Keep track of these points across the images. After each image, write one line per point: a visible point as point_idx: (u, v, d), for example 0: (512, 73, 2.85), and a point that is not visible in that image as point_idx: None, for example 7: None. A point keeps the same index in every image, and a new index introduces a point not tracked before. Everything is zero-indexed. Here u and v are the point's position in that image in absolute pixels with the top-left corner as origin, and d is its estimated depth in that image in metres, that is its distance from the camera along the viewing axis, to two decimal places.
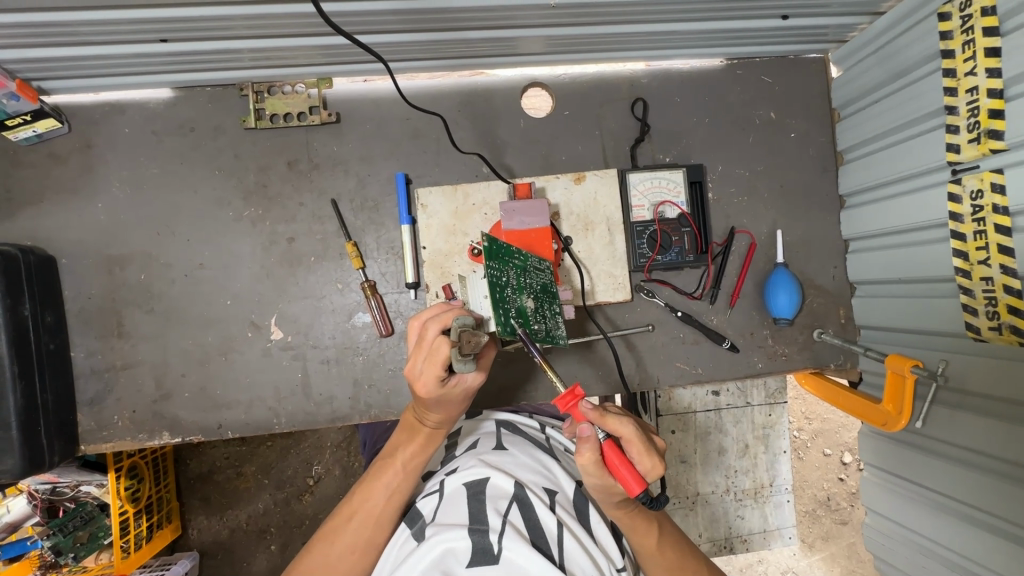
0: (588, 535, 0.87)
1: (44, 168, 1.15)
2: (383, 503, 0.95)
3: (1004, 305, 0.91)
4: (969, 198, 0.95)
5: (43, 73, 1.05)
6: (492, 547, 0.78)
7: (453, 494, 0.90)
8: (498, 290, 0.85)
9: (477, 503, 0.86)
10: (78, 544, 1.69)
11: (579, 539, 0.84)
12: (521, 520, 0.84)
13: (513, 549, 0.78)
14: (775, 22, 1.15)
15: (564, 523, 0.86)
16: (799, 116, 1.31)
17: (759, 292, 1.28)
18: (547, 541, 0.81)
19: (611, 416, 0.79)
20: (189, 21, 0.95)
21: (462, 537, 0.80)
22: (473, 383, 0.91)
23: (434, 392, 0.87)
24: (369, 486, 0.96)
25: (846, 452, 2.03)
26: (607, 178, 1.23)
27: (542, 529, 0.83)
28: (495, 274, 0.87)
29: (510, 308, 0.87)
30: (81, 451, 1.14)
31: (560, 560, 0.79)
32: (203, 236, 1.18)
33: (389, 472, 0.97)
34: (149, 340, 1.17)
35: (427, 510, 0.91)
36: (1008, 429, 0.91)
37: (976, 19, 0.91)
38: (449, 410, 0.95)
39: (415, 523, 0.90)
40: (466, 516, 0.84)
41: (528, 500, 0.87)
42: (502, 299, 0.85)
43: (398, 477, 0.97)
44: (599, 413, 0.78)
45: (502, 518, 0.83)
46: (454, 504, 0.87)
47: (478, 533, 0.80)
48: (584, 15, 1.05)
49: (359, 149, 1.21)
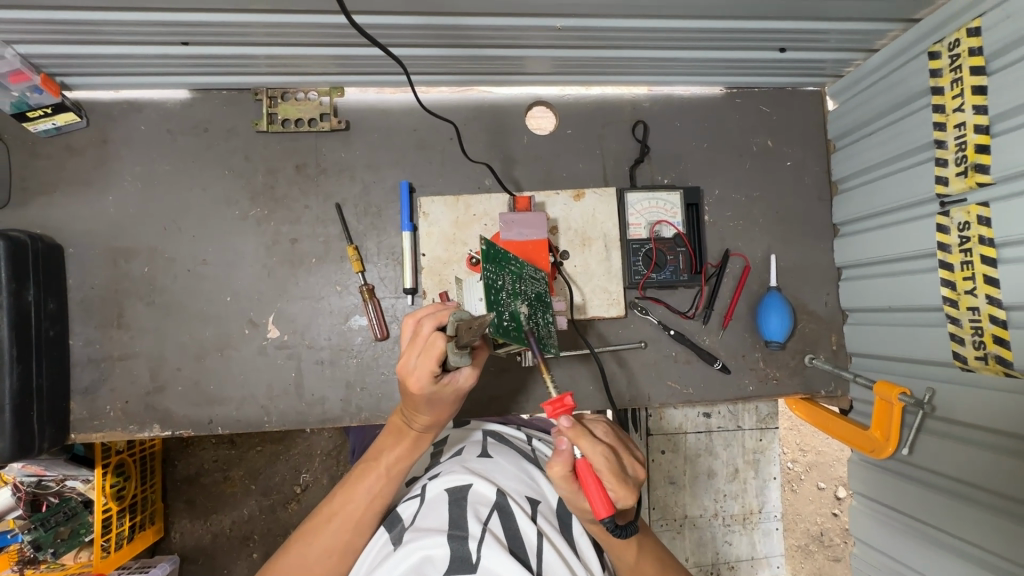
0: (569, 548, 0.86)
1: (59, 160, 1.19)
2: (363, 506, 0.95)
3: (990, 335, 0.92)
4: (957, 229, 0.97)
5: (67, 69, 1.10)
6: (471, 555, 0.77)
7: (435, 499, 0.90)
8: (493, 292, 0.88)
9: (458, 510, 0.85)
10: (59, 540, 1.66)
11: (559, 550, 0.83)
12: (501, 529, 0.83)
13: (491, 557, 0.77)
14: (773, 54, 1.19)
15: (544, 534, 0.84)
16: (796, 145, 1.35)
17: (751, 314, 1.30)
18: (526, 550, 0.80)
19: (587, 438, 0.80)
20: (210, 26, 0.99)
21: (441, 543, 0.79)
22: (465, 384, 0.92)
23: (428, 391, 0.88)
24: (349, 489, 0.96)
25: (840, 486, 2.01)
26: (606, 197, 1.26)
27: (521, 538, 0.82)
28: (491, 276, 0.90)
29: (504, 311, 0.89)
30: (71, 439, 1.14)
31: (537, 569, 0.78)
32: (208, 233, 1.21)
33: (372, 476, 0.97)
34: (147, 333, 1.18)
35: (407, 515, 0.90)
36: (995, 460, 0.91)
37: (964, 59, 0.94)
38: (439, 412, 0.95)
39: (394, 528, 0.89)
40: (446, 522, 0.83)
41: (509, 509, 0.86)
42: (496, 301, 0.88)
43: (381, 480, 0.97)
44: (574, 432, 0.79)
45: (482, 526, 0.82)
46: (436, 509, 0.87)
47: (457, 540, 0.79)
48: (589, 38, 1.09)
49: (366, 157, 1.25)
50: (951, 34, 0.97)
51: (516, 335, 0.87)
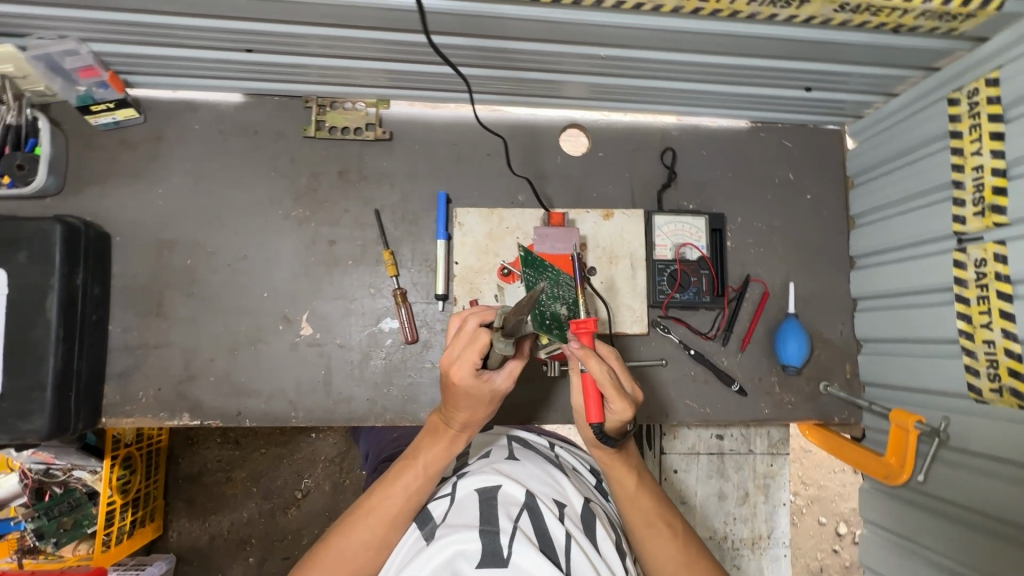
0: (595, 551, 0.85)
1: (114, 152, 1.24)
2: (400, 504, 0.95)
3: (1005, 368, 0.96)
4: (973, 265, 1.02)
5: (133, 67, 1.16)
6: (502, 551, 0.78)
7: (464, 499, 0.90)
8: (532, 294, 0.92)
9: (489, 508, 0.86)
10: (62, 530, 1.67)
11: (587, 552, 0.83)
12: (532, 528, 0.83)
13: (522, 554, 0.78)
14: (799, 93, 1.26)
15: (572, 536, 0.85)
16: (815, 179, 1.40)
17: (769, 339, 1.34)
18: (555, 550, 0.81)
19: (593, 358, 0.87)
20: (276, 35, 1.05)
21: (473, 538, 0.80)
22: (506, 385, 0.94)
23: (470, 386, 0.91)
24: (387, 488, 0.96)
25: (842, 522, 2.02)
26: (634, 218, 1.31)
27: (550, 538, 0.82)
28: (530, 278, 0.95)
29: (544, 312, 0.92)
30: (102, 423, 1.16)
31: (566, 568, 0.79)
32: (250, 230, 1.25)
33: (411, 474, 0.97)
34: (184, 323, 1.22)
35: (438, 513, 0.92)
36: (1009, 490, 0.94)
37: (982, 106, 1.01)
38: (480, 413, 0.96)
39: (426, 526, 0.92)
40: (477, 519, 0.84)
41: (539, 509, 0.87)
42: (536, 302, 0.91)
43: (419, 480, 0.97)
44: (582, 351, 0.88)
45: (513, 523, 0.83)
46: (467, 506, 0.87)
47: (489, 536, 0.80)
48: (627, 68, 1.16)
49: (407, 167, 1.30)
50: (970, 83, 1.03)
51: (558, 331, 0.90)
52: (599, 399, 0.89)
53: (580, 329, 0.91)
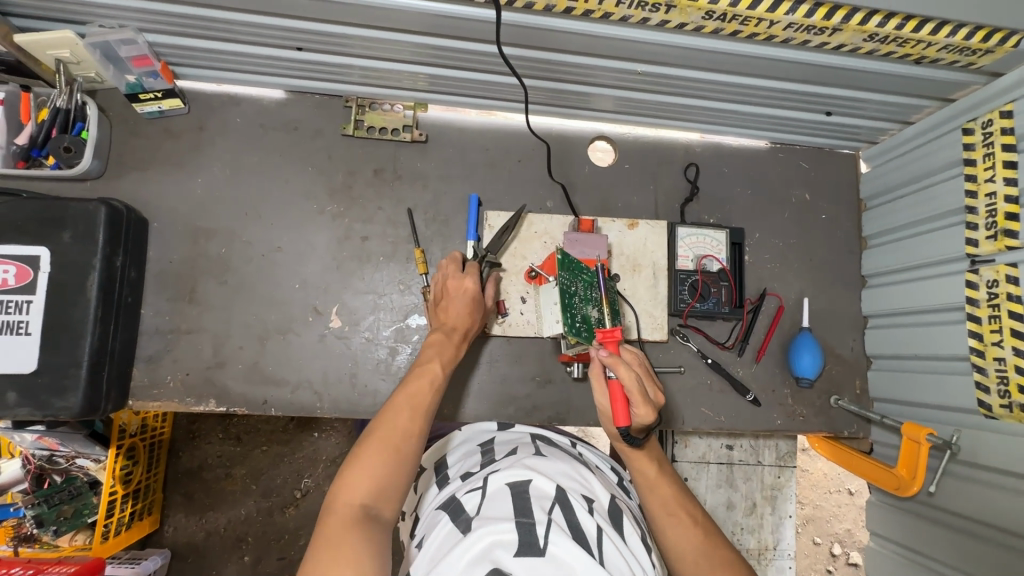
0: (625, 544, 0.87)
1: (156, 140, 1.27)
2: (410, 415, 0.94)
3: (1015, 385, 1.01)
4: (985, 286, 1.07)
5: (183, 59, 1.19)
6: (538, 542, 0.79)
7: (496, 493, 0.90)
8: (565, 298, 1.04)
9: (522, 501, 0.87)
10: (62, 518, 1.64)
11: (617, 545, 0.85)
12: (565, 520, 0.84)
13: (559, 544, 0.78)
14: (820, 116, 1.32)
15: (603, 529, 0.86)
16: (830, 201, 1.46)
17: (783, 352, 1.38)
18: (588, 541, 0.82)
19: (621, 365, 0.93)
20: (329, 36, 1.09)
21: (509, 529, 0.80)
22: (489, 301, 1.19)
23: (471, 289, 1.13)
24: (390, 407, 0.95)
25: (836, 543, 2.05)
26: (658, 228, 1.36)
27: (582, 530, 0.84)
28: (564, 284, 1.05)
29: (575, 315, 1.04)
30: (129, 405, 1.17)
31: (600, 559, 0.79)
32: (285, 223, 1.28)
33: (412, 388, 0.99)
34: (215, 310, 1.23)
35: (470, 507, 0.90)
36: (1018, 502, 0.98)
37: (997, 136, 1.07)
38: (469, 321, 1.12)
39: (459, 517, 0.88)
40: (511, 510, 0.85)
41: (569, 504, 0.88)
42: (568, 306, 1.03)
43: (421, 391, 0.99)
44: (611, 358, 0.93)
45: (547, 515, 0.84)
46: (499, 501, 0.88)
47: (525, 527, 0.81)
48: (659, 84, 1.21)
49: (440, 169, 1.34)
50: (985, 114, 1.10)
51: (588, 334, 1.03)
52: (625, 404, 0.94)
53: (607, 338, 0.97)
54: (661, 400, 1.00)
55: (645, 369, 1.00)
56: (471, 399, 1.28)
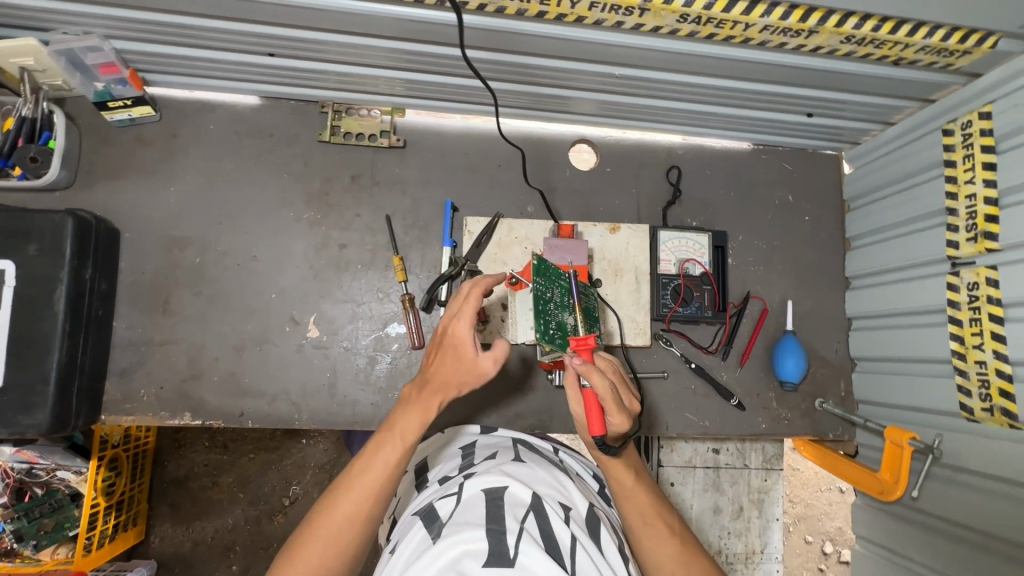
0: (599, 555, 0.84)
1: (128, 148, 1.24)
2: (398, 451, 0.92)
3: (996, 388, 1.00)
4: (966, 288, 1.06)
5: (153, 66, 1.17)
6: (509, 552, 0.75)
7: (471, 499, 0.87)
8: (541, 303, 1.00)
9: (495, 508, 0.84)
10: (41, 532, 1.63)
11: (591, 555, 0.82)
12: (538, 530, 0.82)
13: (529, 555, 0.75)
14: (801, 118, 1.31)
15: (577, 539, 0.84)
16: (814, 202, 1.45)
17: (767, 355, 1.37)
18: (561, 552, 0.79)
19: (596, 372, 0.90)
20: (300, 41, 1.07)
21: (480, 538, 0.78)
22: (490, 362, 1.00)
23: (463, 338, 1.00)
24: (385, 434, 0.94)
25: (827, 541, 2.05)
26: (639, 232, 1.34)
27: (556, 541, 0.81)
28: (540, 290, 1.02)
29: (551, 321, 1.01)
30: (101, 419, 1.15)
31: (572, 570, 0.77)
32: (261, 231, 1.26)
33: (409, 416, 0.95)
34: (190, 321, 1.21)
35: (443, 512, 0.87)
36: (1001, 507, 0.97)
37: (976, 138, 1.06)
38: (458, 374, 0.99)
39: (432, 523, 0.85)
40: (483, 518, 0.82)
41: (544, 513, 0.86)
42: (544, 311, 1.00)
43: (419, 420, 0.94)
44: (585, 367, 0.90)
45: (519, 524, 0.81)
46: (473, 506, 0.85)
47: (495, 537, 0.78)
48: (638, 87, 1.20)
49: (419, 175, 1.32)
50: (964, 115, 1.09)
51: (562, 343, 0.99)
52: (599, 412, 0.91)
53: (580, 345, 0.95)
54: (635, 407, 0.99)
55: (617, 376, 0.98)
56: (453, 407, 1.26)
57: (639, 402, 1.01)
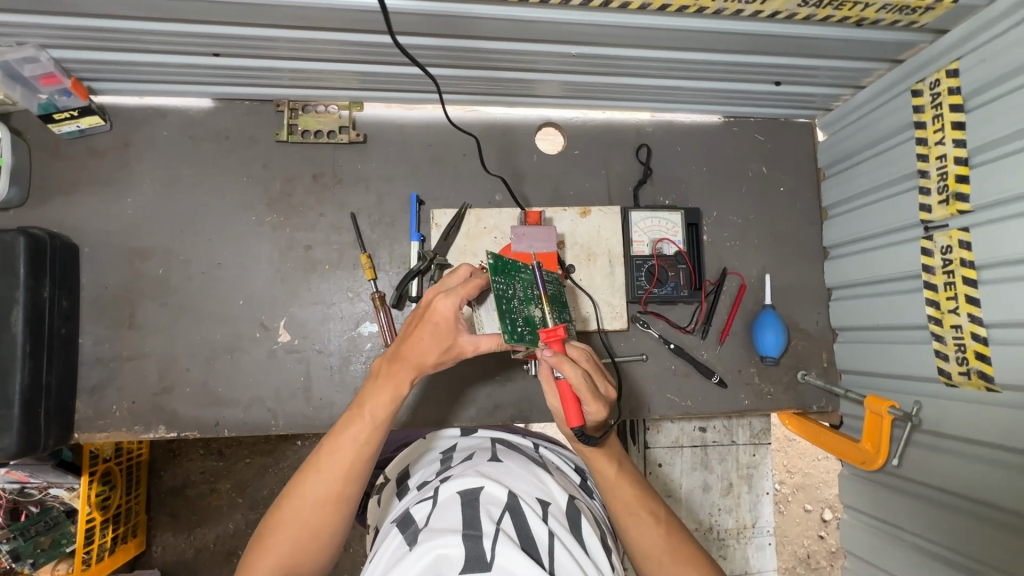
0: (580, 548, 0.83)
1: (80, 160, 1.21)
2: (367, 429, 0.90)
3: (972, 352, 0.99)
4: (940, 253, 1.04)
5: (96, 74, 1.13)
6: (486, 555, 0.74)
7: (446, 501, 0.85)
8: (506, 302, 0.94)
9: (471, 510, 0.81)
10: (40, 550, 1.57)
11: (571, 549, 0.80)
12: (514, 529, 0.79)
13: (506, 556, 0.73)
14: (769, 87, 1.27)
15: (556, 534, 0.81)
16: (788, 173, 1.42)
17: (747, 331, 1.35)
18: (539, 550, 0.77)
19: (567, 363, 0.87)
20: (244, 39, 1.04)
21: (455, 543, 0.75)
22: (471, 348, 0.98)
23: (444, 317, 0.95)
24: (354, 411, 0.92)
25: (827, 508, 1.99)
26: (610, 215, 1.32)
27: (533, 539, 0.79)
28: (502, 289, 0.95)
29: (518, 318, 0.95)
30: (74, 438, 1.14)
31: (550, 568, 0.75)
32: (224, 238, 1.23)
33: (378, 392, 0.93)
34: (158, 333, 1.19)
35: (420, 517, 0.84)
36: (982, 470, 0.96)
37: (944, 97, 1.03)
38: (436, 355, 0.95)
39: (408, 529, 0.83)
40: (459, 522, 0.79)
41: (520, 510, 0.83)
42: (509, 310, 0.94)
43: (389, 395, 0.92)
44: (555, 358, 0.87)
45: (495, 525, 0.78)
46: (448, 509, 0.82)
47: (471, 540, 0.76)
48: (599, 65, 1.16)
49: (381, 169, 1.29)
50: (932, 74, 1.06)
51: (533, 339, 0.94)
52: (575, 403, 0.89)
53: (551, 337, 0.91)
54: (611, 391, 0.97)
55: (590, 362, 0.96)
56: (431, 404, 1.25)
57: (614, 385, 0.99)
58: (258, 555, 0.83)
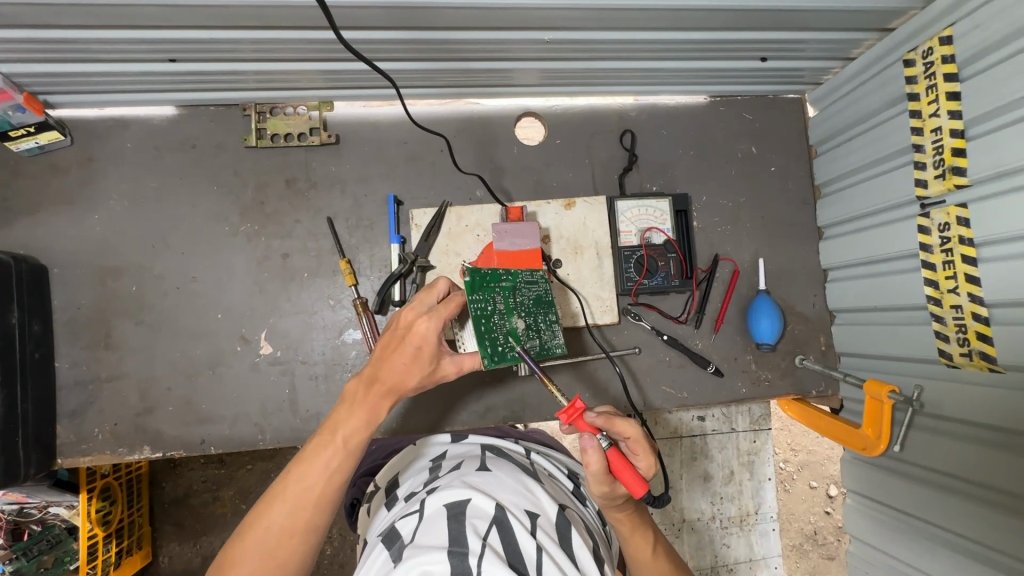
0: (569, 561, 0.81)
1: (43, 178, 1.18)
2: (338, 456, 0.89)
3: (973, 332, 0.95)
4: (938, 230, 1.00)
5: (50, 87, 1.09)
6: (471, 571, 0.71)
7: (433, 515, 0.82)
8: (484, 321, 0.96)
9: (457, 525, 0.79)
10: (42, 570, 1.48)
11: (559, 563, 0.78)
12: (500, 544, 0.77)
13: (493, 573, 0.71)
14: (755, 63, 1.22)
15: (544, 548, 0.79)
16: (779, 152, 1.37)
17: (742, 318, 1.32)
18: (526, 565, 0.75)
19: (614, 424, 0.86)
20: (199, 43, 0.98)
21: (440, 559, 0.72)
22: (452, 369, 0.99)
23: (426, 341, 0.93)
24: (325, 437, 0.90)
25: (832, 484, 1.96)
26: (596, 205, 1.28)
27: (520, 554, 0.76)
28: (480, 306, 0.97)
29: (498, 334, 0.98)
30: (58, 464, 1.12)
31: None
32: (197, 251, 1.20)
33: (352, 418, 0.91)
34: (137, 353, 1.17)
35: (405, 532, 0.81)
36: (986, 455, 0.93)
37: (937, 66, 0.98)
38: (418, 380, 0.95)
39: (393, 544, 0.80)
40: (445, 537, 0.77)
41: (508, 524, 0.80)
42: (488, 329, 0.96)
43: (364, 421, 0.91)
44: (604, 421, 0.85)
45: (482, 540, 0.76)
46: (433, 524, 0.79)
47: (457, 557, 0.73)
48: (576, 50, 1.11)
49: (356, 170, 1.25)
50: (924, 42, 1.01)
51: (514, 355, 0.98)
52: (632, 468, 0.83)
53: (571, 416, 0.84)
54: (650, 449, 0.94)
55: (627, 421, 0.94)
56: (420, 409, 1.22)
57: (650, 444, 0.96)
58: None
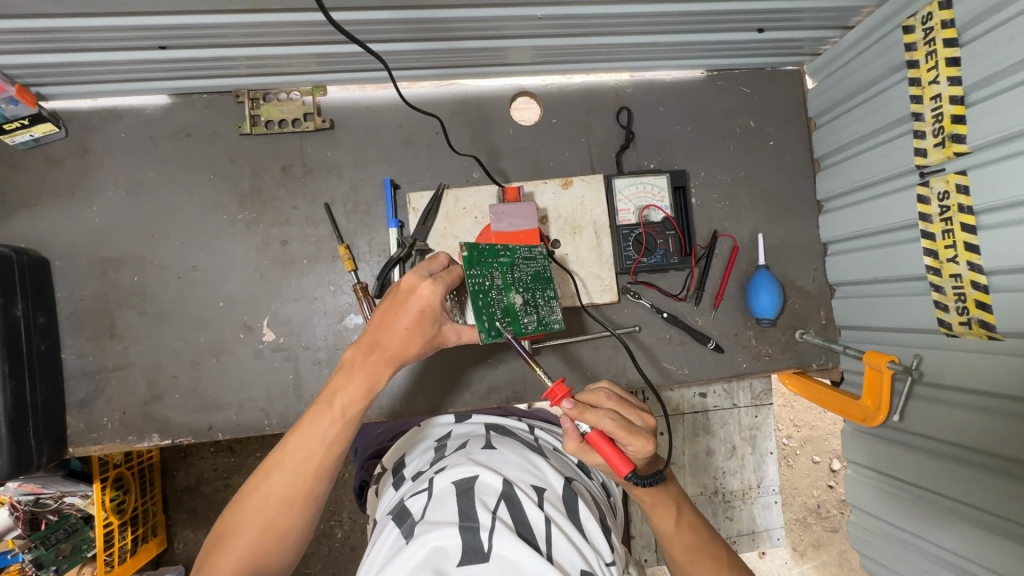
0: (577, 532, 0.83)
1: (40, 171, 1.18)
2: (336, 426, 0.90)
3: (973, 301, 0.95)
4: (937, 199, 0.99)
5: (41, 78, 1.08)
6: (483, 545, 0.73)
7: (442, 492, 0.83)
8: (482, 296, 0.97)
9: (467, 501, 0.80)
10: (60, 557, 1.52)
11: (567, 535, 0.80)
12: (509, 517, 0.78)
13: (504, 546, 0.73)
14: (752, 35, 1.20)
15: (552, 520, 0.81)
16: (777, 125, 1.36)
17: (742, 294, 1.32)
18: (535, 537, 0.77)
19: (590, 411, 0.83)
20: (187, 28, 0.97)
21: (451, 535, 0.74)
22: (453, 337, 1.00)
23: (428, 307, 0.95)
24: (322, 406, 0.91)
25: (835, 458, 1.97)
26: (593, 184, 1.27)
27: (529, 527, 0.78)
28: (478, 281, 0.97)
29: (496, 310, 0.99)
30: (70, 452, 1.14)
31: (547, 554, 0.75)
32: (196, 239, 1.20)
33: (350, 387, 0.92)
34: (141, 342, 1.18)
35: (416, 509, 0.82)
36: (988, 422, 0.93)
37: (937, 31, 0.96)
38: (420, 347, 0.96)
39: (404, 522, 0.81)
40: (456, 513, 0.78)
41: (517, 498, 0.82)
42: (485, 305, 0.97)
43: (362, 391, 0.92)
44: (578, 410, 0.83)
45: (491, 515, 0.77)
46: (443, 501, 0.80)
47: (468, 532, 0.75)
48: (570, 26, 1.09)
49: (353, 155, 1.24)
50: (924, 7, 0.99)
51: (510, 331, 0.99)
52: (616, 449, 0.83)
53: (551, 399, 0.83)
54: (648, 420, 0.90)
55: (619, 399, 0.91)
56: (424, 391, 1.23)
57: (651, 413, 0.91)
58: (222, 557, 0.84)
